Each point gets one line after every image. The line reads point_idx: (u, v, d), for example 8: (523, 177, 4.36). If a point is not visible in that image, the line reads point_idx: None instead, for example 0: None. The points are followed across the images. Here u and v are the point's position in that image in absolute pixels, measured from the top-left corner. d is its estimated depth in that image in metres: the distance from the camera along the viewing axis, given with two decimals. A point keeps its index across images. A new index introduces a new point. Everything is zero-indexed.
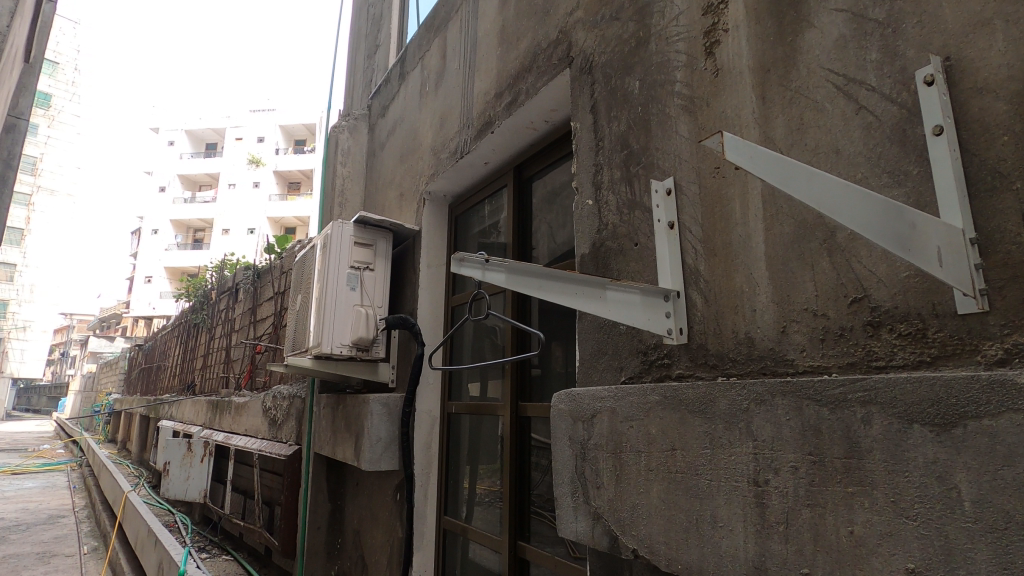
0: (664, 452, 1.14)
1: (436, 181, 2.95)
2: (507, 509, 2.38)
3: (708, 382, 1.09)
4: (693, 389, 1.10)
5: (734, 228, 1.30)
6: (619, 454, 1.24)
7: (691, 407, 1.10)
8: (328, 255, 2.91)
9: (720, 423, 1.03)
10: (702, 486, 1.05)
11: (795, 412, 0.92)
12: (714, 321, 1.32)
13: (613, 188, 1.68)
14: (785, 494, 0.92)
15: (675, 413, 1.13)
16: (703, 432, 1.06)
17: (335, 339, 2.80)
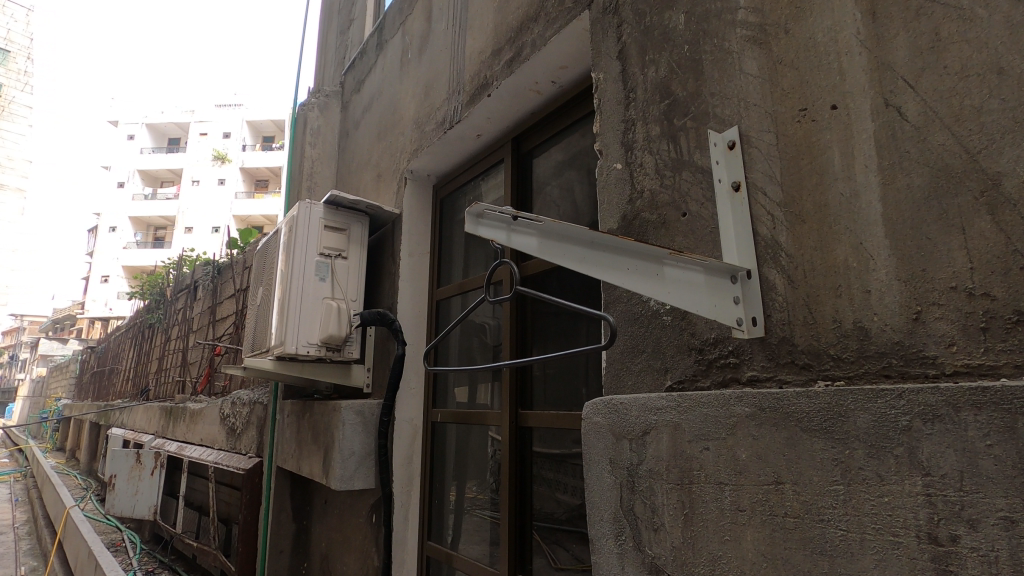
0: (763, 487, 0.82)
1: (419, 158, 2.59)
2: (504, 536, 2.03)
3: (830, 389, 0.77)
4: (807, 399, 0.79)
5: (830, 184, 0.99)
6: (688, 485, 0.92)
7: (806, 424, 0.78)
8: (293, 240, 2.52)
9: (860, 447, 0.72)
10: (832, 539, 0.73)
11: (1001, 435, 0.61)
12: (804, 308, 1.01)
13: (650, 147, 1.36)
14: (993, 561, 0.61)
15: (777, 432, 0.81)
16: (830, 460, 0.75)
17: (301, 338, 2.42)
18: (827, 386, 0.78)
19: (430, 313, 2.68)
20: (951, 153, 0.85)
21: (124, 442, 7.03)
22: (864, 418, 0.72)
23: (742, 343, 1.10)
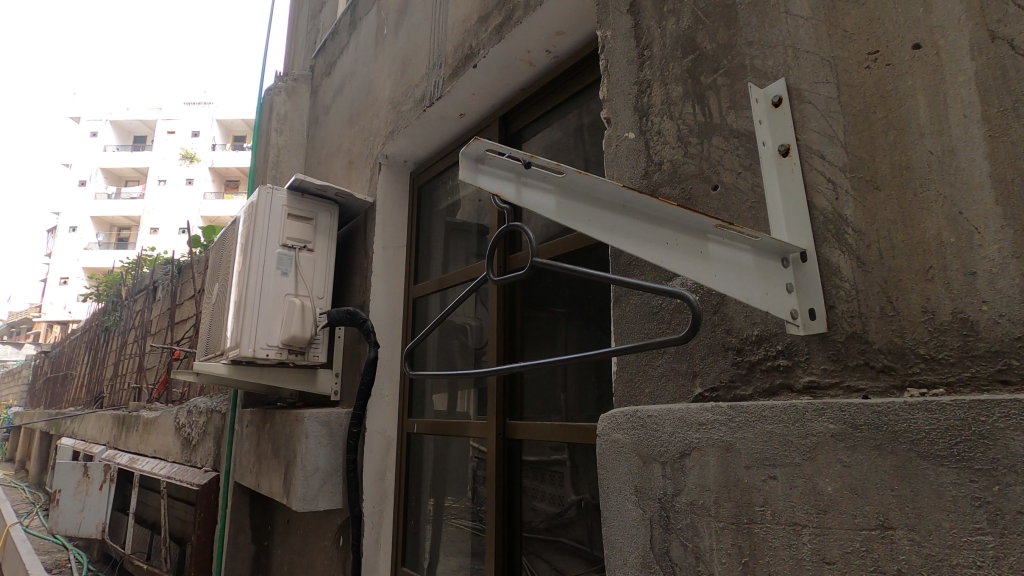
0: (862, 533, 0.61)
1: (395, 141, 2.35)
2: (490, 563, 1.80)
3: (960, 399, 0.57)
4: (927, 414, 0.58)
5: (914, 141, 0.79)
6: (747, 526, 0.71)
7: (928, 448, 0.58)
8: (252, 229, 2.25)
9: (1016, 482, 0.52)
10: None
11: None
12: (880, 297, 0.81)
13: (670, 111, 1.16)
14: None
15: (882, 458, 0.60)
16: (969, 498, 0.55)
17: (260, 339, 2.14)
18: (955, 397, 0.57)
19: (406, 313, 2.43)
20: None
21: (73, 453, 6.55)
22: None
23: (795, 341, 0.89)
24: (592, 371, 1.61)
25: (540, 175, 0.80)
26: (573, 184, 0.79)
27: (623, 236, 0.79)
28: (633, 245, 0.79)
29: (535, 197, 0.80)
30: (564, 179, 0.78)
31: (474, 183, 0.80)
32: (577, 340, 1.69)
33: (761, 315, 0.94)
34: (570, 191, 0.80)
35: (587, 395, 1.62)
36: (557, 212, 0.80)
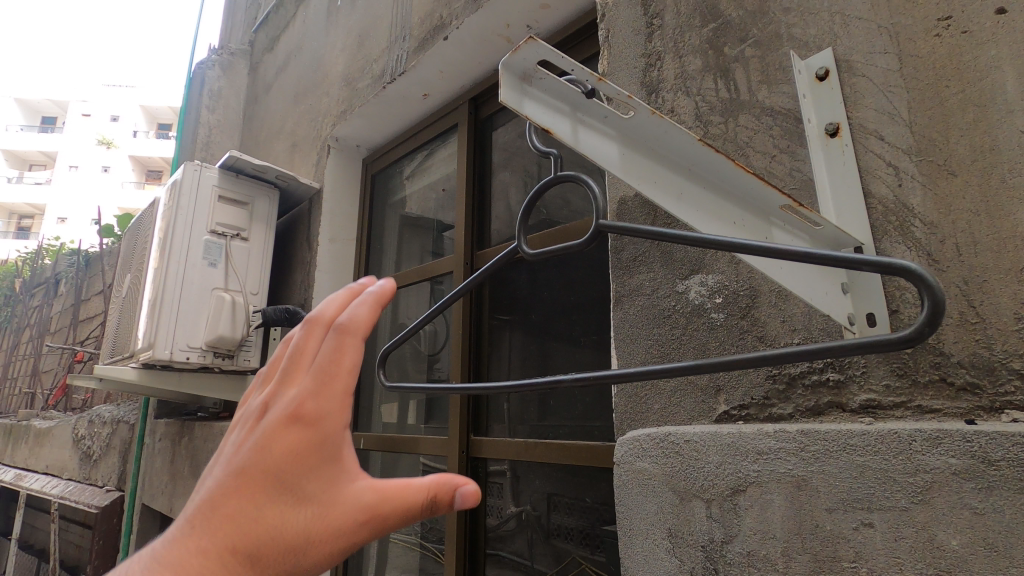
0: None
1: (347, 122, 2.11)
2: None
3: None
4: None
5: (1002, 119, 0.68)
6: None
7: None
8: (173, 211, 1.93)
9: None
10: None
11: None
12: (959, 300, 0.68)
13: (685, 87, 1.01)
14: None
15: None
16: None
17: (178, 340, 1.83)
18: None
19: None
20: None
21: None
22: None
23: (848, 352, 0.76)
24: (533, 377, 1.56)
25: (601, 114, 0.61)
26: (640, 131, 0.62)
27: (692, 208, 0.63)
28: (703, 222, 0.63)
29: (594, 142, 0.61)
30: (630, 123, 0.61)
31: (518, 107, 0.57)
32: (527, 348, 1.60)
33: (804, 321, 0.80)
34: (632, 142, 0.63)
35: (529, 404, 1.56)
36: (619, 165, 0.62)
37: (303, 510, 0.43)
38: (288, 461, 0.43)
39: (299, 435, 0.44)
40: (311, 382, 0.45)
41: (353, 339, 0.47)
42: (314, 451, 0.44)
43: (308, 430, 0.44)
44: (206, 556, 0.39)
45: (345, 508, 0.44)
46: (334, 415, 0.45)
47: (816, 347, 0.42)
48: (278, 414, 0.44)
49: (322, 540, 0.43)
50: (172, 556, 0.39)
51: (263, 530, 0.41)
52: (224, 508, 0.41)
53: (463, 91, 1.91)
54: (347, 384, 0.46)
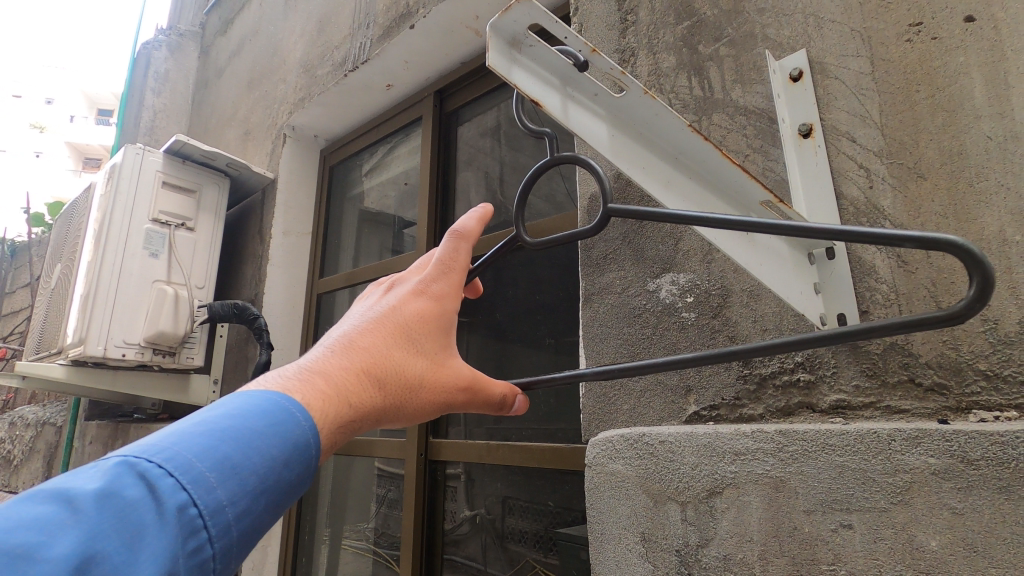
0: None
1: (305, 110, 2.02)
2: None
3: None
4: None
5: (969, 123, 0.69)
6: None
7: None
8: (112, 196, 1.79)
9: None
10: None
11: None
12: (927, 301, 0.69)
13: (658, 84, 1.00)
14: None
15: (1011, 506, 0.46)
16: None
17: (114, 335, 1.70)
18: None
19: (307, 311, 2.09)
20: None
21: None
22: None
23: (818, 352, 0.76)
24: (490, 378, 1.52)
25: (591, 92, 0.62)
26: (629, 111, 0.62)
27: (677, 196, 0.63)
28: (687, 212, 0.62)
29: (583, 119, 0.61)
30: (620, 102, 0.61)
31: (507, 73, 0.57)
32: (487, 349, 1.56)
33: (775, 321, 0.79)
34: (621, 122, 0.63)
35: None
36: (607, 144, 0.62)
37: (420, 360, 0.59)
38: (417, 321, 0.60)
39: (423, 307, 0.62)
40: (434, 274, 0.65)
41: (465, 249, 0.67)
42: (433, 318, 0.62)
43: (431, 304, 0.62)
44: (357, 369, 0.54)
45: (447, 370, 0.62)
46: (448, 299, 0.64)
47: (865, 325, 0.49)
48: (410, 291, 0.63)
49: (427, 388, 0.59)
50: (330, 366, 0.53)
51: (397, 364, 0.57)
52: (368, 343, 0.57)
53: (428, 84, 1.86)
54: (458, 280, 0.66)
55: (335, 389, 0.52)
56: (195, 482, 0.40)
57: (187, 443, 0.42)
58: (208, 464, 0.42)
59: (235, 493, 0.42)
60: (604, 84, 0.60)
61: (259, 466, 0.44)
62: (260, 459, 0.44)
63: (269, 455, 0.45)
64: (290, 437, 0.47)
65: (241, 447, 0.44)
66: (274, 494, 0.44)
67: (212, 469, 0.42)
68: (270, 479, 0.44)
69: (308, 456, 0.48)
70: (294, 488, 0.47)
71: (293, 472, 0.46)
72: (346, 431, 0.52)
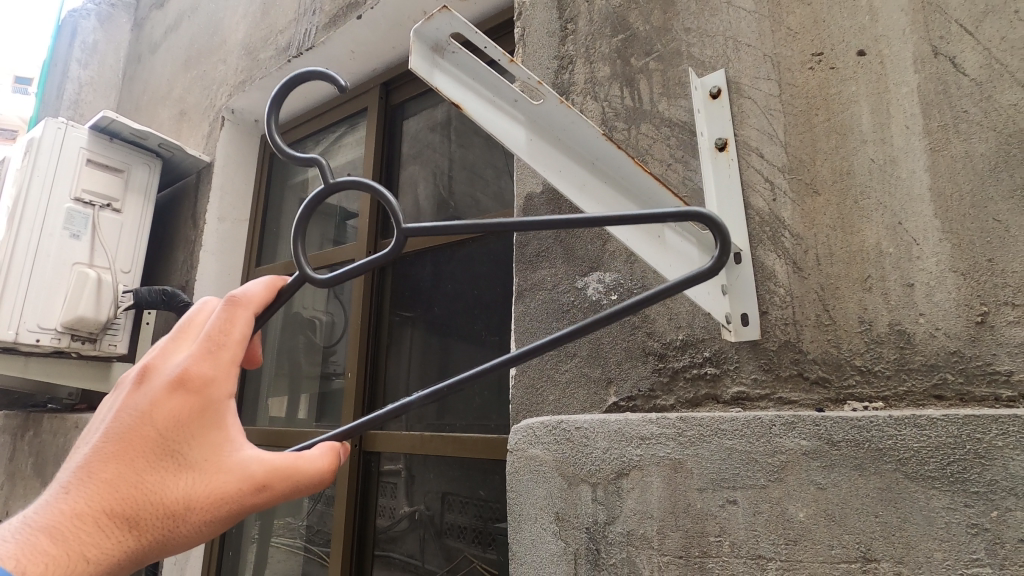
0: (841, 567, 0.53)
1: (245, 93, 1.97)
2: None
3: (948, 412, 0.52)
4: (915, 430, 0.52)
5: (856, 147, 0.77)
6: (699, 561, 0.60)
7: (916, 469, 0.51)
8: (29, 172, 1.68)
9: (1018, 508, 0.47)
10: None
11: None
12: (815, 304, 0.77)
13: (592, 93, 1.05)
14: None
15: (864, 480, 0.53)
16: (963, 526, 0.48)
17: (26, 320, 1.60)
18: (944, 411, 0.52)
19: None
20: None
21: None
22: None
23: (723, 348, 0.83)
24: (432, 374, 1.53)
25: (512, 97, 0.67)
26: (546, 118, 0.66)
27: (591, 199, 0.67)
28: (601, 214, 0.67)
29: (503, 123, 0.67)
30: (537, 108, 0.65)
31: (428, 77, 0.64)
32: (425, 343, 1.59)
33: (688, 319, 0.86)
34: (540, 127, 0.68)
35: (426, 402, 1.53)
36: (524, 146, 0.67)
37: (189, 474, 0.51)
38: (173, 425, 0.52)
39: (183, 403, 0.53)
40: (198, 354, 0.55)
41: (241, 315, 0.58)
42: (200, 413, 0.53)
43: (192, 398, 0.53)
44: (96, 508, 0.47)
45: (232, 472, 0.53)
46: (217, 384, 0.54)
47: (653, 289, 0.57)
48: (166, 383, 0.53)
49: (205, 503, 0.51)
50: (54, 515, 0.46)
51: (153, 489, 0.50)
52: (108, 474, 0.49)
53: (374, 75, 1.85)
54: (231, 355, 0.56)
55: (59, 548, 0.45)
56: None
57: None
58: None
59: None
60: (522, 93, 0.66)
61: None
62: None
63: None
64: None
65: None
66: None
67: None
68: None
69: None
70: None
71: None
72: None
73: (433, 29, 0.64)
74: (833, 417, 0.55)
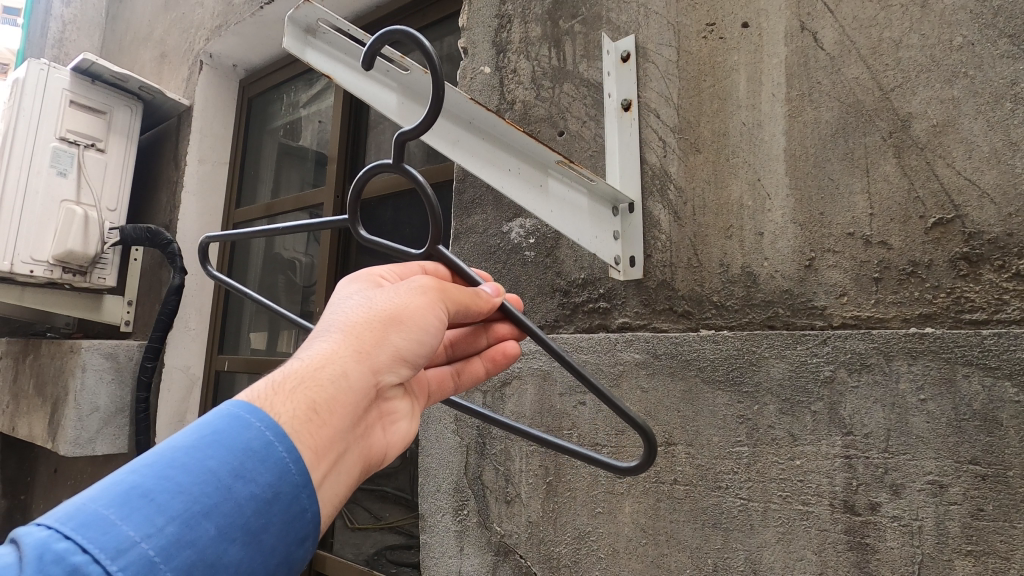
0: (651, 449, 0.78)
1: (221, 38, 2.03)
2: None
3: (722, 333, 0.76)
4: (712, 345, 0.75)
5: (732, 111, 0.88)
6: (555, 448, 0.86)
7: (709, 374, 0.75)
8: (15, 112, 1.77)
9: (771, 402, 0.70)
10: (729, 509, 0.71)
11: (938, 388, 0.61)
12: (688, 249, 0.89)
13: (526, 51, 1.14)
14: (916, 531, 0.61)
15: (673, 383, 0.77)
16: (735, 416, 0.72)
17: (19, 251, 1.73)
18: (735, 333, 0.75)
19: (224, 240, 2.20)
20: (864, 88, 0.77)
21: None
22: (780, 367, 0.70)
23: (614, 286, 0.96)
24: None
25: (383, 68, 0.76)
26: (414, 85, 0.76)
27: (463, 152, 0.80)
28: (473, 163, 0.81)
29: (376, 92, 0.77)
30: (407, 78, 0.75)
31: (300, 55, 0.77)
32: None
33: (589, 261, 0.98)
34: (412, 92, 0.77)
35: None
36: (396, 110, 0.78)
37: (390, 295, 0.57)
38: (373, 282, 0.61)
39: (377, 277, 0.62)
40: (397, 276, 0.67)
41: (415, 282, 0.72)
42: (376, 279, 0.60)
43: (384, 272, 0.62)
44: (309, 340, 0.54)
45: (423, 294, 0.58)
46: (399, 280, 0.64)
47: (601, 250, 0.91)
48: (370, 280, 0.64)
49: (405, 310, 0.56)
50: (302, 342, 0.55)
51: (353, 318, 0.55)
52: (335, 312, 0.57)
53: None
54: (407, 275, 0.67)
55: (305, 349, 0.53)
56: (83, 529, 0.37)
57: (101, 487, 0.40)
58: (141, 472, 0.41)
59: (148, 524, 0.38)
60: (391, 64, 0.75)
61: (186, 477, 0.42)
62: (214, 467, 0.43)
63: (225, 446, 0.44)
64: (236, 408, 0.47)
65: (179, 470, 0.42)
66: (235, 468, 0.43)
67: (149, 476, 0.41)
68: (215, 500, 0.42)
69: (272, 433, 0.46)
70: (271, 530, 0.44)
71: (261, 433, 0.45)
72: (334, 369, 0.50)
73: (304, 13, 0.76)
74: (648, 335, 0.81)
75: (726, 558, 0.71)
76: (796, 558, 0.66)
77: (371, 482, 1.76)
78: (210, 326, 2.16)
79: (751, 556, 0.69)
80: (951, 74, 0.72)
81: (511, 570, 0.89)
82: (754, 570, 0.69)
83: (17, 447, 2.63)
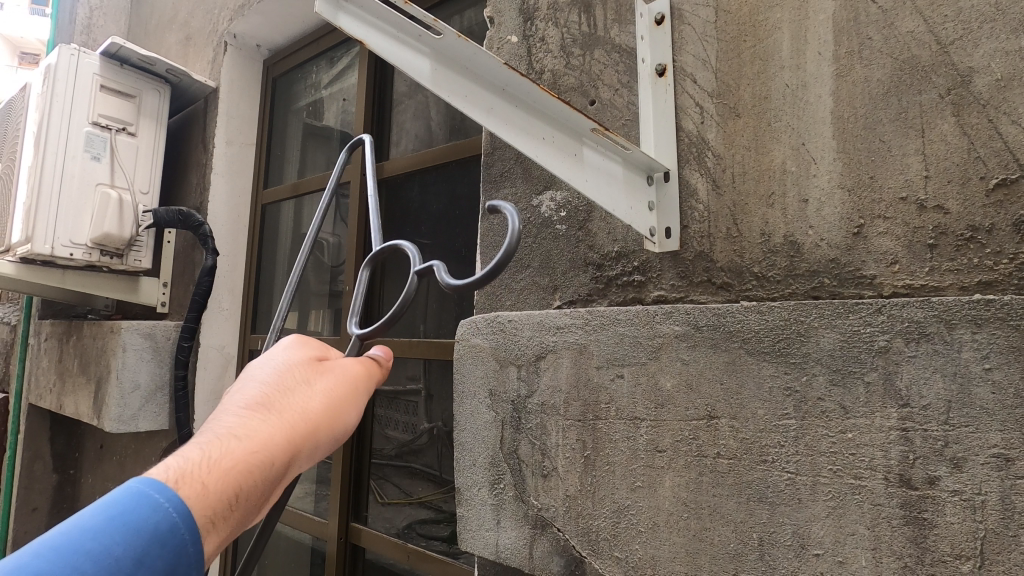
0: (692, 422, 0.76)
1: (244, 18, 2.03)
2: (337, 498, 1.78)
3: (769, 303, 0.73)
4: (758, 315, 0.73)
5: (774, 73, 0.84)
6: (592, 422, 0.86)
7: (754, 345, 0.73)
8: (48, 97, 1.80)
9: (821, 373, 0.68)
10: (775, 484, 0.69)
11: (1007, 356, 0.58)
12: (727, 218, 0.86)
13: (553, 17, 1.11)
14: (978, 506, 0.58)
15: (716, 355, 0.75)
16: (781, 390, 0.70)
17: (59, 234, 1.78)
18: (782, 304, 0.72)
19: (253, 221, 2.22)
20: (919, 42, 0.72)
21: None
22: (831, 338, 0.67)
23: (649, 259, 0.94)
24: (439, 295, 1.63)
25: (415, 33, 0.76)
26: (448, 50, 0.76)
27: (497, 120, 0.80)
28: (507, 132, 0.80)
29: (408, 57, 0.77)
30: (439, 43, 0.76)
31: (332, 17, 0.77)
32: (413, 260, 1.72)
33: (623, 233, 0.96)
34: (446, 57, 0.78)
35: (416, 313, 1.69)
36: (428, 74, 0.78)
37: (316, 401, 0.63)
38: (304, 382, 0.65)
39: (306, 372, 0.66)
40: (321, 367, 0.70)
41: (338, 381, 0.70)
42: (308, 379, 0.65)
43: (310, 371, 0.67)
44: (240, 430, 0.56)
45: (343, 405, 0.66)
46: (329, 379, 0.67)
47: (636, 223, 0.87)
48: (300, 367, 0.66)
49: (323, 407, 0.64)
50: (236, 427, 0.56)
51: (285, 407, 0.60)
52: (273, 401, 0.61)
53: None
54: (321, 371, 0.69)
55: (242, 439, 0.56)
56: None
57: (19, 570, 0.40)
58: (45, 557, 0.42)
59: None
60: (423, 28, 0.75)
61: (90, 566, 0.42)
62: (119, 554, 0.44)
63: (132, 531, 0.45)
64: (146, 485, 0.48)
65: (83, 557, 0.42)
66: (139, 553, 0.44)
67: (52, 562, 0.42)
68: None
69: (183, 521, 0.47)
70: None
71: (167, 513, 0.47)
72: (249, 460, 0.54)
73: None
74: (688, 308, 0.78)
75: (772, 532, 0.69)
76: (847, 533, 0.65)
77: (400, 459, 1.75)
78: (241, 306, 2.20)
79: (800, 531, 0.67)
80: (1018, 23, 0.67)
81: (549, 543, 0.90)
82: (802, 545, 0.67)
83: (65, 424, 2.73)
